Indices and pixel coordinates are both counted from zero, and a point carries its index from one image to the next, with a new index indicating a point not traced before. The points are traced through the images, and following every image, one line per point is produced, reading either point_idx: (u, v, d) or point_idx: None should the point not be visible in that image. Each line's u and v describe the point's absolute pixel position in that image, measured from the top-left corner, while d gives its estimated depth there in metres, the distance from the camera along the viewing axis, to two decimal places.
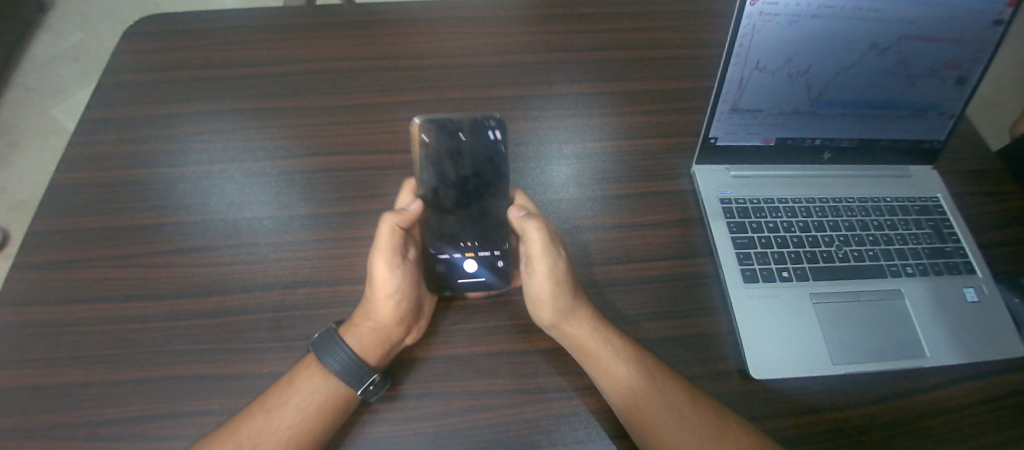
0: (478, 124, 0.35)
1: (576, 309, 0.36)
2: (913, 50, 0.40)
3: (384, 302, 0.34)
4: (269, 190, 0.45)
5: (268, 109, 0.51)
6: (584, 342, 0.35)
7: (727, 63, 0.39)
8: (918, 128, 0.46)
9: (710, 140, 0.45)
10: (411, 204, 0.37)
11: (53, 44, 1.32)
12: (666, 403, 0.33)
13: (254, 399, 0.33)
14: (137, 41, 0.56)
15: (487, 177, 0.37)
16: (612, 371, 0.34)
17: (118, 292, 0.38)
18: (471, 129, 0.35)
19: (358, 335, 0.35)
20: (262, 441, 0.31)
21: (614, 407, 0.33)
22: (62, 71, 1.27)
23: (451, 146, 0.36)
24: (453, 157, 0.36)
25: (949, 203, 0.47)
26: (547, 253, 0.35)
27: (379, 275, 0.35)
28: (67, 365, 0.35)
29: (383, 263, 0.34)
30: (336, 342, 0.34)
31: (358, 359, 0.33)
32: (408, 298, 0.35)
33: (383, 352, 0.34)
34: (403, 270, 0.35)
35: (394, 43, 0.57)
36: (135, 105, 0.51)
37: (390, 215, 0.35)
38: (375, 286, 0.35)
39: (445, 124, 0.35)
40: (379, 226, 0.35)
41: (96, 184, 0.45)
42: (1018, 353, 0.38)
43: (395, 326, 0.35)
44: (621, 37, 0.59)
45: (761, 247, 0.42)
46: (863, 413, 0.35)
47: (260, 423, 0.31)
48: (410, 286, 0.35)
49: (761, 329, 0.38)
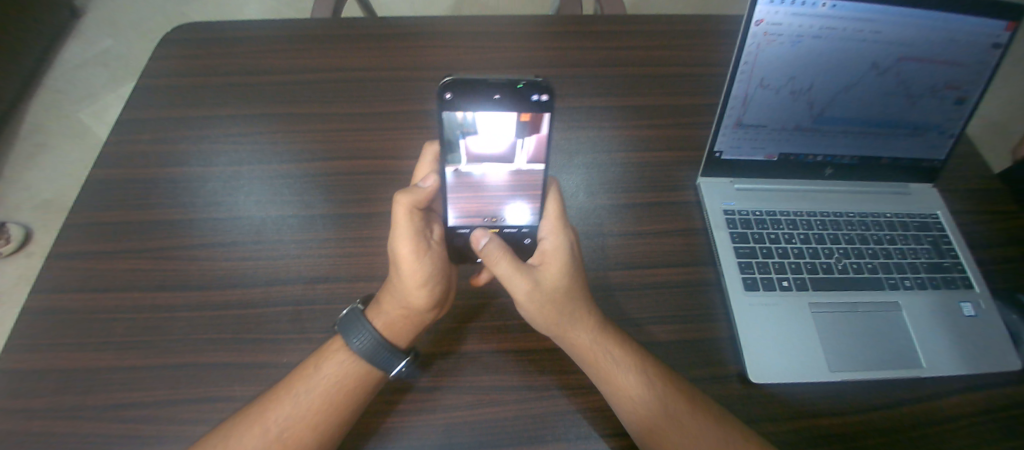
0: (522, 94, 0.31)
1: (576, 312, 0.37)
2: (911, 71, 0.42)
3: (412, 290, 0.35)
4: (293, 191, 0.47)
5: (294, 114, 0.54)
6: (586, 354, 0.35)
7: (732, 80, 0.42)
8: (917, 146, 0.48)
9: (716, 153, 0.47)
10: (427, 180, 0.37)
11: (84, 48, 1.38)
12: (668, 402, 0.34)
13: (280, 382, 0.34)
14: (173, 46, 0.60)
15: (523, 153, 0.34)
16: (616, 381, 0.34)
17: (147, 282, 0.41)
18: (514, 100, 0.31)
19: (388, 319, 0.37)
20: (288, 426, 0.32)
21: (618, 411, 0.34)
22: (91, 74, 1.32)
23: (489, 117, 0.32)
24: (488, 130, 0.33)
25: (948, 220, 0.49)
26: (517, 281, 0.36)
27: (406, 265, 0.36)
28: (99, 349, 0.37)
29: (410, 252, 0.35)
30: (366, 326, 0.35)
31: (389, 344, 0.35)
32: (437, 283, 0.36)
33: (414, 333, 0.37)
34: (430, 256, 0.36)
35: (415, 55, 0.60)
36: (168, 106, 0.54)
37: (408, 200, 0.35)
38: (402, 275, 0.36)
39: (483, 90, 0.31)
40: (397, 213, 0.35)
41: (130, 180, 0.48)
42: (1014, 367, 0.39)
43: (424, 311, 0.36)
44: (632, 54, 0.62)
45: (762, 257, 0.44)
46: (859, 420, 0.36)
47: (286, 409, 0.33)
48: (438, 272, 0.37)
49: (760, 335, 0.39)
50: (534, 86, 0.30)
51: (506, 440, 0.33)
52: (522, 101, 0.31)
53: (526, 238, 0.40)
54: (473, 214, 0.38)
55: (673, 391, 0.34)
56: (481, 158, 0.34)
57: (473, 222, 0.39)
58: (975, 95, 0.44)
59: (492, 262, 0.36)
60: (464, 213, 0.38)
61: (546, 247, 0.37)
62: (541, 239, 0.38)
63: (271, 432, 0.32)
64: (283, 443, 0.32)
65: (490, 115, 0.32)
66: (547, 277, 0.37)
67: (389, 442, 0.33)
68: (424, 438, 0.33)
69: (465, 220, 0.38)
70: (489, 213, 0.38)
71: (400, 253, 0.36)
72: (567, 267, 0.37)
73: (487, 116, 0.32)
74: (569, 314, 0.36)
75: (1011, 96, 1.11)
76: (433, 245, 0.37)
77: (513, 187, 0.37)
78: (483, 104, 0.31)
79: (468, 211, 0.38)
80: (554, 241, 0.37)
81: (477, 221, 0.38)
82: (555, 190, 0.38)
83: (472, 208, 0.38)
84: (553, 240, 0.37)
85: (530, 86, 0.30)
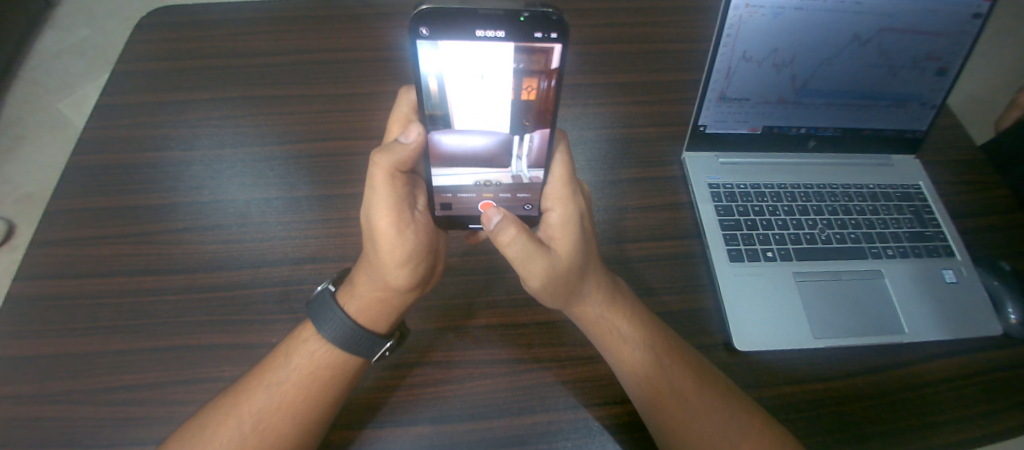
0: (525, 29, 0.28)
1: (588, 286, 0.36)
2: (893, 42, 0.42)
3: (393, 269, 0.34)
4: (276, 173, 0.47)
5: (276, 97, 0.53)
6: (591, 324, 0.36)
7: (715, 53, 0.42)
8: (899, 118, 0.48)
9: (700, 127, 0.47)
10: (408, 136, 0.33)
11: (59, 39, 1.34)
12: (670, 369, 0.34)
13: (251, 372, 0.33)
14: (149, 31, 0.58)
15: (520, 102, 0.33)
16: (624, 355, 0.35)
17: (131, 267, 0.40)
18: (515, 33, 0.29)
19: (362, 305, 0.36)
20: (264, 416, 0.32)
21: (622, 379, 0.35)
22: (68, 66, 1.29)
23: (485, 49, 0.30)
24: (482, 65, 0.31)
25: (930, 190, 0.49)
26: (523, 261, 0.34)
27: (385, 241, 0.34)
28: (85, 334, 0.37)
29: (390, 228, 0.34)
30: (337, 313, 0.34)
31: (365, 330, 0.34)
32: (419, 262, 0.35)
33: (395, 316, 0.36)
34: (412, 232, 0.35)
35: (397, 35, 0.59)
36: (147, 91, 0.53)
37: (387, 160, 0.33)
38: (382, 252, 0.35)
39: (485, 15, 0.28)
40: (377, 183, 0.33)
41: (110, 166, 0.47)
42: (994, 332, 0.40)
43: (405, 293, 0.36)
44: (618, 31, 0.61)
45: (746, 229, 0.44)
46: (843, 385, 0.37)
47: (259, 399, 0.32)
48: (418, 250, 0.35)
49: (745, 305, 0.40)
50: (542, 19, 0.28)
51: (497, 412, 0.34)
52: (525, 37, 0.29)
53: (526, 205, 0.39)
54: (464, 171, 0.37)
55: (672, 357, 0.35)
56: (470, 97, 0.33)
57: (464, 182, 0.37)
58: (957, 65, 0.44)
59: (499, 241, 0.34)
60: (453, 169, 0.36)
61: (552, 221, 0.36)
62: (549, 209, 0.37)
63: (245, 424, 0.31)
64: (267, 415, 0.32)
65: (487, 47, 0.30)
66: (562, 254, 0.35)
67: (381, 418, 0.34)
68: (416, 412, 0.34)
69: (457, 180, 0.37)
70: (480, 170, 0.37)
71: (379, 228, 0.34)
72: (575, 241, 0.35)
73: (483, 48, 0.30)
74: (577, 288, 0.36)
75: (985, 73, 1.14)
76: (414, 220, 0.36)
77: (505, 142, 0.35)
78: (481, 35, 0.29)
79: (457, 167, 0.36)
80: (562, 215, 0.36)
81: (468, 179, 0.37)
82: (561, 152, 0.36)
83: (462, 165, 0.36)
84: (561, 214, 0.36)
85: (535, 17, 0.28)
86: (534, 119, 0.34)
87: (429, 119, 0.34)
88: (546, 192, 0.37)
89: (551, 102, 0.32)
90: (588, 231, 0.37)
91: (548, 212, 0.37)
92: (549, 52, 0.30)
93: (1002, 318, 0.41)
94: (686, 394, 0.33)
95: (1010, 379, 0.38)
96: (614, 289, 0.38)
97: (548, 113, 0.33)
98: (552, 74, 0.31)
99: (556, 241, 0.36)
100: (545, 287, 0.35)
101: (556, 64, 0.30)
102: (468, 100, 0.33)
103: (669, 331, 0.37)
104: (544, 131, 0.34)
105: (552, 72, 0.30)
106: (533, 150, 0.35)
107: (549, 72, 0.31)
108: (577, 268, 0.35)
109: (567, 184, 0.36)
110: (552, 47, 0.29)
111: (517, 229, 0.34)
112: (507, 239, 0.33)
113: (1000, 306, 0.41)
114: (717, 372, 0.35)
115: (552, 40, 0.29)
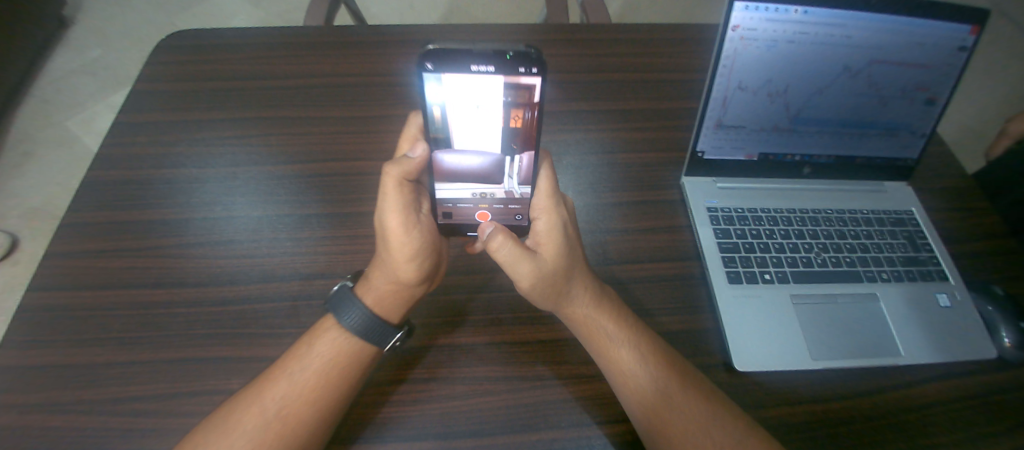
0: (512, 66, 0.32)
1: (574, 288, 0.38)
2: (880, 74, 0.45)
3: (401, 264, 0.37)
4: (288, 190, 0.48)
5: (288, 118, 0.55)
6: (581, 327, 0.38)
7: (712, 83, 0.44)
8: (891, 146, 0.50)
9: (698, 153, 0.49)
10: (416, 151, 0.37)
11: (74, 58, 1.38)
12: (661, 376, 0.35)
13: (275, 363, 0.35)
14: (168, 54, 0.61)
15: (508, 129, 0.37)
16: (614, 357, 0.36)
17: (144, 280, 0.41)
18: (503, 70, 0.33)
19: (375, 296, 0.38)
20: (287, 403, 0.33)
21: (609, 379, 0.36)
22: (82, 84, 1.32)
23: (478, 82, 0.34)
24: (476, 95, 0.35)
25: (922, 216, 0.51)
26: (513, 264, 0.37)
27: (395, 238, 0.37)
28: (96, 346, 0.37)
29: (399, 225, 0.37)
30: (353, 302, 0.37)
31: (380, 318, 0.36)
32: (426, 256, 0.38)
33: (405, 308, 0.38)
34: (419, 230, 0.38)
35: (406, 60, 0.62)
36: (165, 111, 0.55)
37: (395, 168, 0.36)
38: (392, 248, 0.37)
39: (478, 54, 0.32)
40: (386, 186, 0.36)
41: (127, 182, 0.48)
42: (989, 356, 0.41)
43: (414, 285, 0.38)
44: (617, 60, 0.64)
45: (744, 251, 0.45)
46: (842, 407, 0.38)
47: (283, 386, 0.34)
48: (426, 246, 0.38)
49: (744, 326, 0.41)
50: (525, 58, 0.32)
51: (501, 428, 0.34)
52: (512, 73, 0.33)
53: (517, 215, 0.42)
54: (462, 186, 0.41)
55: (664, 364, 0.36)
56: (466, 122, 0.37)
57: (462, 194, 0.41)
58: (943, 95, 0.46)
59: (492, 248, 0.37)
60: (452, 184, 0.40)
61: (540, 228, 0.39)
62: (536, 218, 0.39)
63: (270, 411, 0.33)
64: (282, 421, 0.33)
65: (480, 80, 0.34)
66: (546, 257, 0.38)
67: (386, 433, 0.34)
68: (422, 427, 0.34)
69: (455, 193, 0.41)
70: (476, 185, 0.40)
71: (390, 226, 0.37)
72: (561, 245, 0.38)
73: (477, 80, 0.34)
74: (565, 289, 0.38)
75: (970, 104, 1.18)
76: (422, 220, 0.39)
77: (497, 162, 0.39)
78: (475, 69, 0.33)
79: (456, 182, 0.40)
80: (547, 223, 0.39)
81: (465, 193, 0.41)
82: (547, 166, 0.39)
83: (460, 180, 0.40)
84: (546, 222, 0.39)
85: (520, 57, 0.32)
86: (520, 142, 0.38)
87: (433, 140, 0.37)
88: (533, 204, 0.40)
89: (535, 129, 0.37)
90: (573, 238, 0.40)
91: (535, 221, 0.40)
92: (532, 87, 0.34)
93: (997, 342, 0.42)
94: (670, 393, 0.35)
95: (1007, 402, 0.38)
96: (603, 293, 0.40)
97: (532, 138, 0.37)
98: (534, 105, 0.35)
99: (541, 246, 0.39)
100: (534, 288, 0.37)
101: (538, 97, 0.35)
102: (465, 125, 0.37)
103: (668, 348, 0.38)
104: (530, 153, 0.38)
105: (535, 104, 0.35)
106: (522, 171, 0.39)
107: (532, 104, 0.35)
108: (565, 270, 0.38)
109: (552, 196, 0.39)
110: (535, 83, 0.34)
111: (508, 237, 0.37)
112: (499, 245, 0.37)
113: (994, 330, 0.42)
114: (699, 373, 0.36)
115: (534, 77, 0.33)
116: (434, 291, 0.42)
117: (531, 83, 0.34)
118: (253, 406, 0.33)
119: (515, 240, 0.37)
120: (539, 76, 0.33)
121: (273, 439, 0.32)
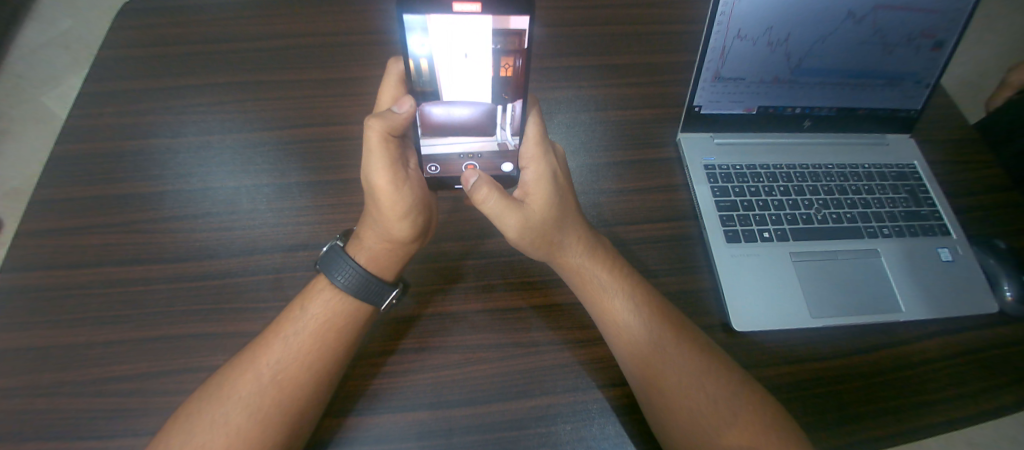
0: (498, 5, 0.31)
1: (566, 237, 0.37)
2: (887, 19, 0.42)
3: (394, 223, 0.36)
4: (267, 158, 0.46)
5: (264, 82, 0.52)
6: (575, 277, 0.37)
7: (709, 31, 0.41)
8: (894, 97, 0.48)
9: (695, 108, 0.47)
10: (400, 106, 0.35)
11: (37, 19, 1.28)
12: (653, 328, 0.35)
13: (268, 329, 0.34)
14: (131, 18, 0.57)
15: (497, 78, 0.36)
16: (607, 305, 0.36)
17: (119, 257, 0.39)
18: (491, 11, 0.31)
19: (366, 255, 0.38)
20: (283, 367, 0.32)
21: (599, 326, 0.36)
22: (44, 51, 1.23)
23: (465, 25, 0.32)
24: (465, 42, 0.33)
25: (924, 170, 0.49)
26: (500, 215, 0.36)
27: (386, 198, 0.35)
28: (71, 326, 0.36)
29: (387, 183, 0.35)
30: (343, 259, 0.36)
31: (376, 276, 0.36)
32: (419, 214, 0.37)
33: (400, 265, 0.38)
34: (408, 187, 0.36)
35: (387, 18, 0.58)
36: (133, 79, 0.52)
37: (379, 123, 0.34)
38: (383, 207, 0.36)
39: None
40: (369, 138, 0.34)
41: (95, 155, 0.46)
42: (989, 309, 0.40)
43: (408, 242, 0.37)
44: (612, 12, 0.60)
45: (743, 210, 0.44)
46: (840, 365, 0.37)
47: (278, 350, 0.33)
48: (418, 203, 0.37)
49: (742, 286, 0.39)
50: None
51: (495, 396, 0.34)
52: (501, 14, 0.32)
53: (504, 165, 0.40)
54: (452, 141, 0.40)
55: (657, 317, 0.35)
56: (454, 74, 0.36)
57: (450, 152, 0.40)
58: (952, 42, 0.44)
59: (475, 196, 0.36)
60: (442, 138, 0.39)
61: (528, 179, 0.37)
62: (524, 168, 0.38)
63: (265, 376, 0.32)
64: (268, 395, 0.32)
65: (468, 24, 0.32)
66: (534, 208, 0.37)
67: (377, 404, 0.33)
68: (414, 397, 0.34)
69: (445, 149, 0.40)
70: (466, 139, 0.39)
71: (379, 185, 0.35)
72: (551, 196, 0.37)
73: (463, 19, 0.32)
74: (556, 237, 0.37)
75: (971, 58, 1.16)
76: (410, 176, 0.37)
77: (487, 112, 0.38)
78: (457, 9, 0.31)
79: (448, 135, 0.39)
80: (536, 172, 0.37)
81: (453, 150, 0.40)
82: (536, 111, 0.38)
83: (450, 135, 0.39)
84: (534, 171, 0.37)
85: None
86: (510, 92, 0.37)
87: (419, 94, 0.37)
88: (521, 153, 0.39)
89: (524, 77, 0.36)
90: (564, 188, 0.38)
91: (523, 172, 0.38)
92: (522, 31, 0.33)
93: (997, 295, 0.41)
94: (660, 342, 0.34)
95: (1006, 357, 0.38)
96: (598, 244, 0.39)
97: (522, 87, 0.36)
98: (524, 52, 0.34)
99: (529, 196, 0.37)
100: (523, 237, 0.37)
101: (527, 43, 0.33)
102: (453, 78, 0.36)
103: (667, 306, 0.37)
104: (520, 101, 0.37)
105: (524, 50, 0.34)
106: (514, 120, 0.38)
107: (522, 50, 0.34)
108: (557, 220, 0.37)
109: (540, 144, 0.38)
110: (524, 27, 0.32)
111: (495, 187, 0.36)
112: (485, 194, 0.35)
113: (995, 284, 0.41)
114: (689, 325, 0.36)
115: (522, 18, 0.32)
116: (423, 258, 0.41)
117: (521, 27, 0.33)
118: (238, 380, 0.32)
119: (502, 191, 0.36)
120: (528, 16, 0.32)
121: (270, 403, 0.31)
